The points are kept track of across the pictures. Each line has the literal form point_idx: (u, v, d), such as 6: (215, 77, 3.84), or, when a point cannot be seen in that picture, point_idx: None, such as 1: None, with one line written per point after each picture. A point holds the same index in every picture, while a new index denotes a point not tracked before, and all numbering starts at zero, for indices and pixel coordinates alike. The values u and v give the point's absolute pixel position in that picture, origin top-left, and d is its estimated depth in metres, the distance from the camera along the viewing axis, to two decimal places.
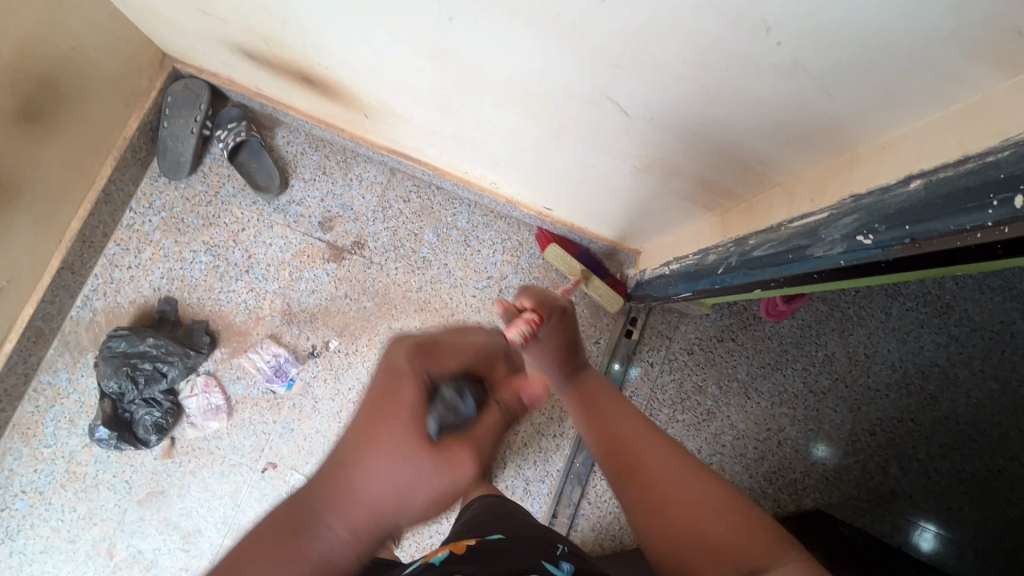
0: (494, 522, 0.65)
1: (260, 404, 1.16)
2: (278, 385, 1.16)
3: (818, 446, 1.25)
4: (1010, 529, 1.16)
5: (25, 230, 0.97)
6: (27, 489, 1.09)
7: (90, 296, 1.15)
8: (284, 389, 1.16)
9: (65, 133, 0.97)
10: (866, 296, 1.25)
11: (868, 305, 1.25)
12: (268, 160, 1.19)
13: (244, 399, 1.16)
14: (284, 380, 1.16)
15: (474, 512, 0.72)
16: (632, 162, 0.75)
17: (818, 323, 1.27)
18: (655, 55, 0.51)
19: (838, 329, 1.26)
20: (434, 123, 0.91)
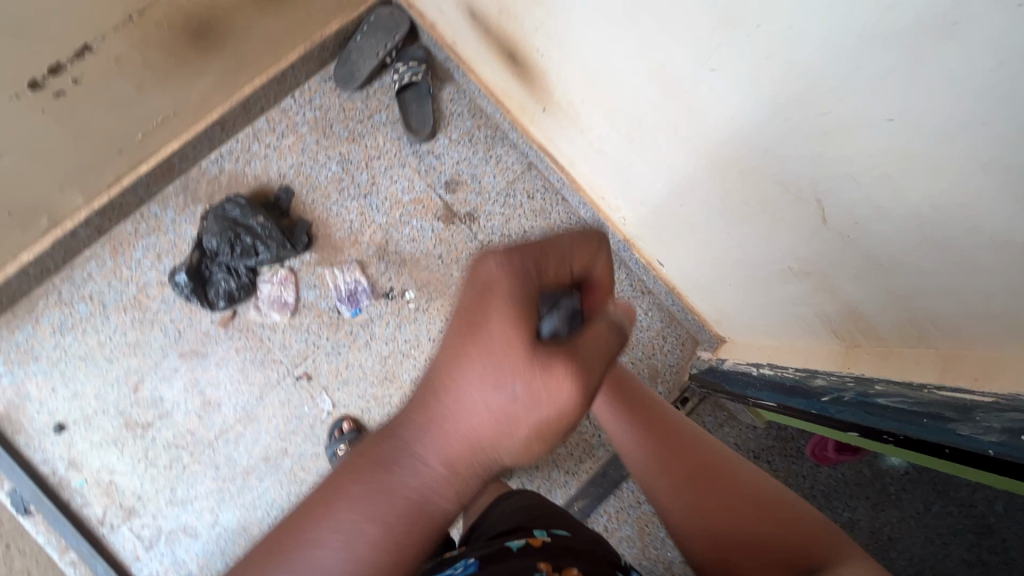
0: (543, 516, 0.68)
1: (322, 317, 1.19)
2: (345, 309, 1.19)
3: None
4: None
5: (212, 78, 1.03)
6: (93, 297, 1.15)
7: (224, 156, 1.20)
8: (348, 314, 1.19)
9: (284, 10, 1.03)
10: (911, 480, 1.18)
11: (910, 490, 1.18)
12: (428, 107, 1.24)
13: (311, 307, 1.19)
14: (352, 306, 1.19)
15: (513, 502, 0.74)
16: (790, 263, 0.76)
17: (855, 484, 1.21)
18: (902, 185, 0.52)
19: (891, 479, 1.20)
20: (609, 143, 0.93)
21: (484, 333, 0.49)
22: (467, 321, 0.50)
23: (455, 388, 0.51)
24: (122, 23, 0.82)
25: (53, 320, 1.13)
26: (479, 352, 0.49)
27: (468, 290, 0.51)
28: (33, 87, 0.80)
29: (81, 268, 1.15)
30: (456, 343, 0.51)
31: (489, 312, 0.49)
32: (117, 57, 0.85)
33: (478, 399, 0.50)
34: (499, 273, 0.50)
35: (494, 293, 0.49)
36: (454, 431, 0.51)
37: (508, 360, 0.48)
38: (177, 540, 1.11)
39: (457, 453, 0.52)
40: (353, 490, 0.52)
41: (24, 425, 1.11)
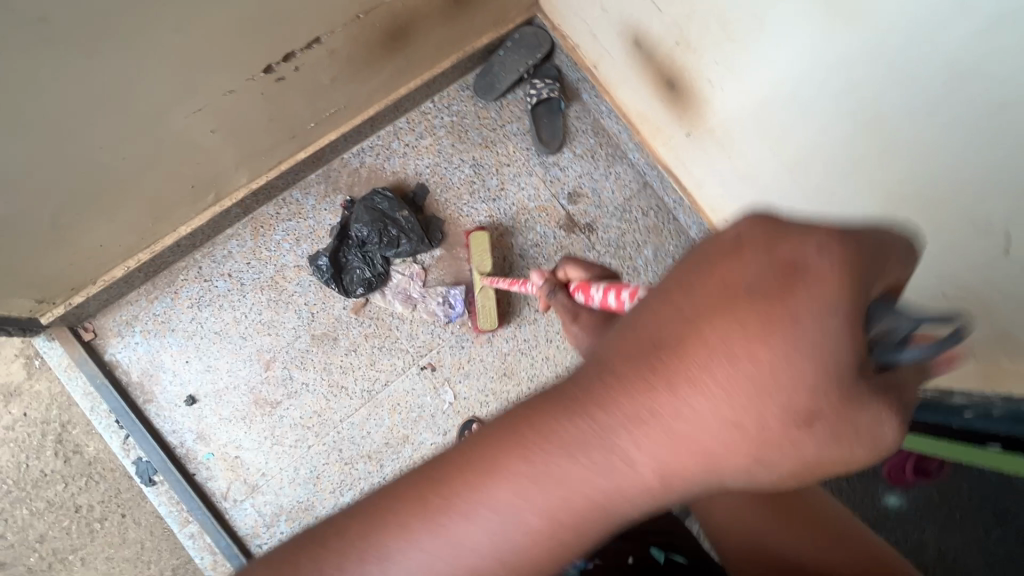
0: (666, 526, 0.71)
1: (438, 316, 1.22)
2: (441, 314, 1.22)
3: None
4: None
5: (385, 78, 1.10)
6: (232, 275, 1.18)
7: (365, 151, 1.26)
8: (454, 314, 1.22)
9: (459, 23, 1.12)
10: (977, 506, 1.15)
11: (973, 518, 1.15)
12: (559, 122, 1.32)
13: (422, 308, 1.22)
14: (449, 311, 1.22)
15: None
16: (945, 290, 0.84)
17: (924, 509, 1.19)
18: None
19: (902, 512, 1.21)
20: (761, 169, 1.02)
21: (779, 311, 0.32)
22: (737, 287, 0.33)
23: (749, 350, 0.32)
24: (349, 21, 0.88)
25: (191, 294, 1.16)
26: (749, 326, 0.32)
27: (755, 246, 0.33)
28: (265, 70, 0.85)
29: (222, 245, 1.18)
30: (705, 306, 0.33)
31: (818, 285, 0.31)
32: (332, 50, 0.91)
33: (719, 415, 0.33)
34: (817, 258, 0.32)
35: (818, 269, 0.31)
36: (661, 443, 0.34)
37: (813, 363, 0.32)
38: (297, 518, 1.13)
39: (672, 469, 0.34)
40: (513, 473, 0.35)
41: (156, 394, 1.13)
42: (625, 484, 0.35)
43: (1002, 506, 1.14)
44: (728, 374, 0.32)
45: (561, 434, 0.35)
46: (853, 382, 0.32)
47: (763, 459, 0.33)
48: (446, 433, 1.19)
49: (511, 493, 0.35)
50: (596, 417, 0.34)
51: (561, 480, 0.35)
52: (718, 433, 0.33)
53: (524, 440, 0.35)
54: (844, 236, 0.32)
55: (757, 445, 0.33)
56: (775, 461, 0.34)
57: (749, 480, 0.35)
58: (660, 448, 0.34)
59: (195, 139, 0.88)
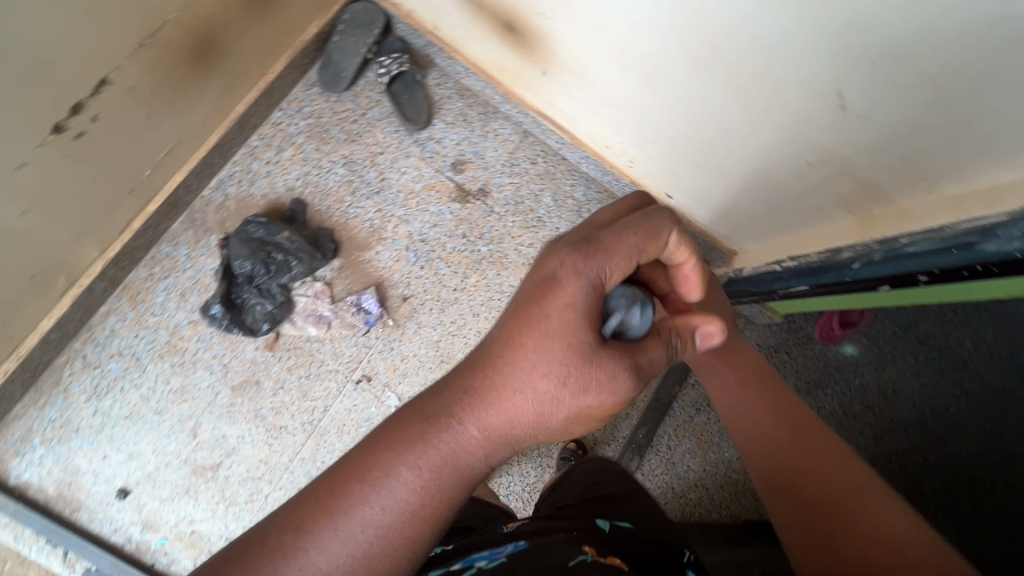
0: (611, 499, 0.72)
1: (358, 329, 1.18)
2: (360, 324, 1.18)
3: None
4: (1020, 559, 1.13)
5: (212, 100, 1.01)
6: (123, 353, 1.09)
7: (225, 181, 1.16)
8: (367, 323, 1.19)
9: (273, 20, 1.03)
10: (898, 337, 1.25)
11: (899, 346, 1.25)
12: (419, 95, 1.26)
13: (341, 323, 1.17)
14: (365, 318, 1.18)
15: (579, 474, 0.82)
16: (808, 156, 0.88)
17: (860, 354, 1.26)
18: (928, 43, 0.62)
19: (872, 361, 1.25)
20: (619, 89, 1.02)
21: (541, 310, 0.53)
22: (539, 309, 0.54)
23: (539, 343, 0.53)
24: (133, 51, 0.79)
25: (85, 386, 1.07)
26: (534, 327, 0.53)
27: (533, 275, 0.56)
28: (54, 131, 0.76)
29: (101, 325, 1.08)
30: (510, 323, 0.54)
31: (568, 295, 0.53)
32: (130, 87, 0.82)
33: (526, 390, 0.53)
34: (565, 276, 0.54)
35: (567, 286, 0.53)
36: (494, 416, 0.53)
37: (575, 346, 0.53)
38: None
39: (501, 429, 0.53)
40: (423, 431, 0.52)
41: (83, 500, 1.05)
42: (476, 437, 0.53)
43: (919, 330, 1.24)
44: (527, 360, 0.53)
45: (447, 400, 0.53)
46: (597, 350, 0.54)
47: (554, 410, 0.54)
48: None
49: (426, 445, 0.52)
50: (455, 406, 0.53)
51: (436, 453, 0.52)
52: (530, 402, 0.53)
53: (428, 405, 0.53)
54: (590, 256, 0.54)
55: (549, 400, 0.54)
56: (557, 412, 0.54)
57: (549, 427, 0.55)
58: (493, 417, 0.53)
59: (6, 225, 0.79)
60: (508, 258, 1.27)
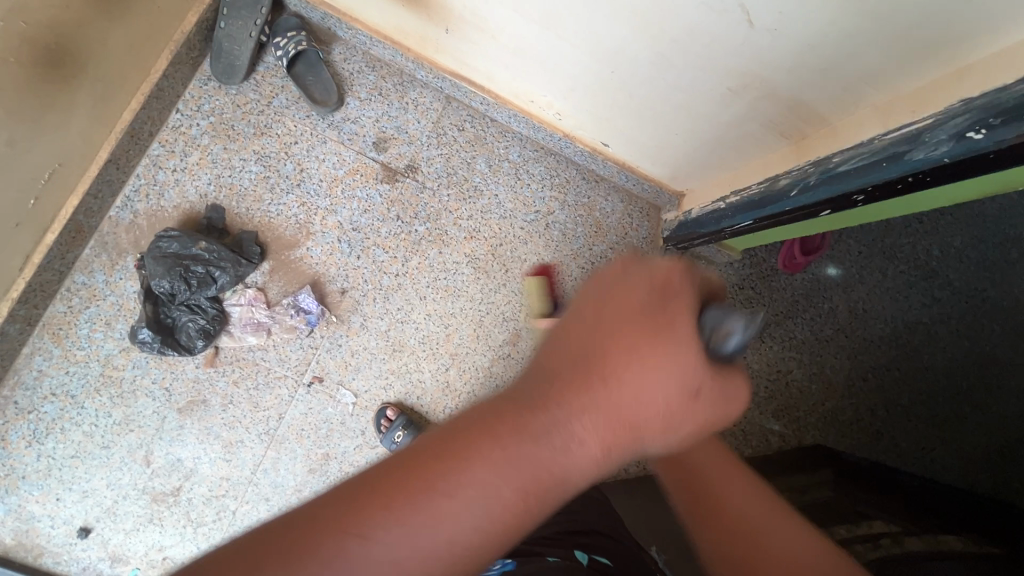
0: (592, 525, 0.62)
1: (301, 332, 1.13)
2: (301, 325, 1.13)
3: (825, 397, 1.18)
4: (1005, 459, 1.10)
5: (86, 112, 0.94)
6: (56, 392, 1.04)
7: (131, 198, 1.09)
8: (309, 325, 1.14)
9: (134, 13, 0.94)
10: (866, 254, 1.19)
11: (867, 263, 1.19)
12: (326, 74, 1.16)
13: (282, 327, 1.13)
14: (306, 319, 1.14)
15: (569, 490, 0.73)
16: (728, 83, 0.81)
17: (828, 277, 1.20)
18: None
19: (842, 282, 1.19)
20: (525, 37, 0.94)
21: (669, 318, 0.42)
22: (644, 308, 0.42)
23: (657, 348, 0.41)
24: None
25: (23, 432, 1.03)
26: (663, 336, 0.41)
27: (642, 277, 0.44)
28: None
29: (27, 368, 1.04)
30: (633, 323, 0.42)
31: (678, 303, 0.42)
32: None
33: (646, 398, 0.41)
34: (680, 282, 0.43)
35: (682, 296, 0.43)
36: (602, 429, 0.40)
37: (696, 361, 0.41)
38: None
39: (609, 444, 0.41)
40: (485, 464, 0.37)
41: (45, 545, 1.03)
42: (564, 478, 0.40)
43: (885, 244, 1.18)
44: (639, 369, 0.41)
45: (543, 418, 0.39)
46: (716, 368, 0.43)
47: (676, 425, 0.42)
48: (365, 432, 1.14)
49: (490, 476, 0.37)
50: (556, 415, 0.39)
51: (530, 469, 0.38)
52: (652, 411, 0.41)
53: (527, 423, 0.39)
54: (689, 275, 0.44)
55: (670, 413, 0.42)
56: (679, 426, 0.42)
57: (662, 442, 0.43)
58: (605, 429, 0.40)
59: None
60: (448, 234, 1.21)
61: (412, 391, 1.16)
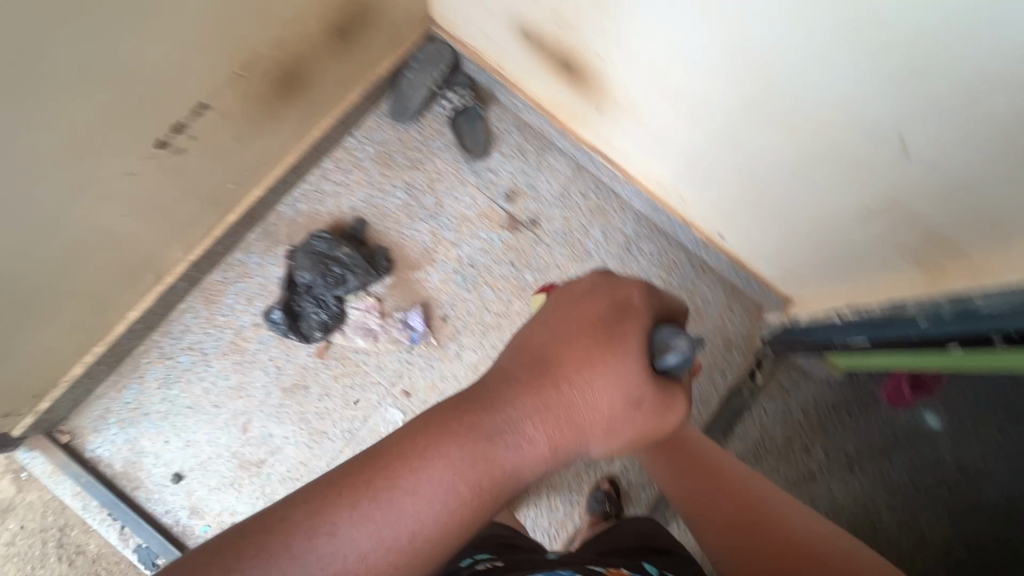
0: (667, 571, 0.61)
1: (402, 347, 1.23)
2: (404, 339, 1.23)
3: (918, 552, 1.09)
4: None
5: (292, 125, 1.12)
6: (193, 347, 1.19)
7: (297, 199, 1.27)
8: (411, 340, 1.23)
9: (352, 55, 1.14)
10: (985, 410, 1.13)
11: (984, 419, 1.12)
12: (480, 128, 1.32)
13: (388, 338, 1.23)
14: (410, 335, 1.23)
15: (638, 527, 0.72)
16: (868, 203, 0.84)
17: (937, 422, 1.14)
18: None
19: (951, 432, 1.13)
20: (673, 128, 1.03)
21: (605, 337, 0.55)
22: (585, 325, 0.55)
23: (577, 365, 0.54)
24: (231, 81, 0.91)
25: (158, 374, 1.17)
26: (595, 357, 0.54)
27: (599, 300, 0.56)
28: (159, 147, 0.87)
29: (178, 321, 1.20)
30: (573, 340, 0.55)
31: (623, 328, 0.55)
32: (224, 112, 0.94)
33: (559, 413, 0.54)
34: (631, 306, 0.56)
35: (627, 327, 0.55)
36: (512, 445, 0.52)
37: (620, 373, 0.54)
38: None
39: (513, 460, 0.52)
40: (422, 467, 0.49)
41: (143, 480, 1.14)
42: (477, 474, 0.50)
43: (1006, 403, 1.12)
44: (570, 393, 0.54)
45: (454, 433, 0.51)
46: (647, 384, 0.54)
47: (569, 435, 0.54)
48: None
49: (424, 487, 0.49)
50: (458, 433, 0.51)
51: (435, 480, 0.49)
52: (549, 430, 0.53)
53: (434, 434, 0.50)
54: (643, 298, 0.57)
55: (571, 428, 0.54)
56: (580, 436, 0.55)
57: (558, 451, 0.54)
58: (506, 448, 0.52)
59: (111, 224, 0.90)
60: None
61: None
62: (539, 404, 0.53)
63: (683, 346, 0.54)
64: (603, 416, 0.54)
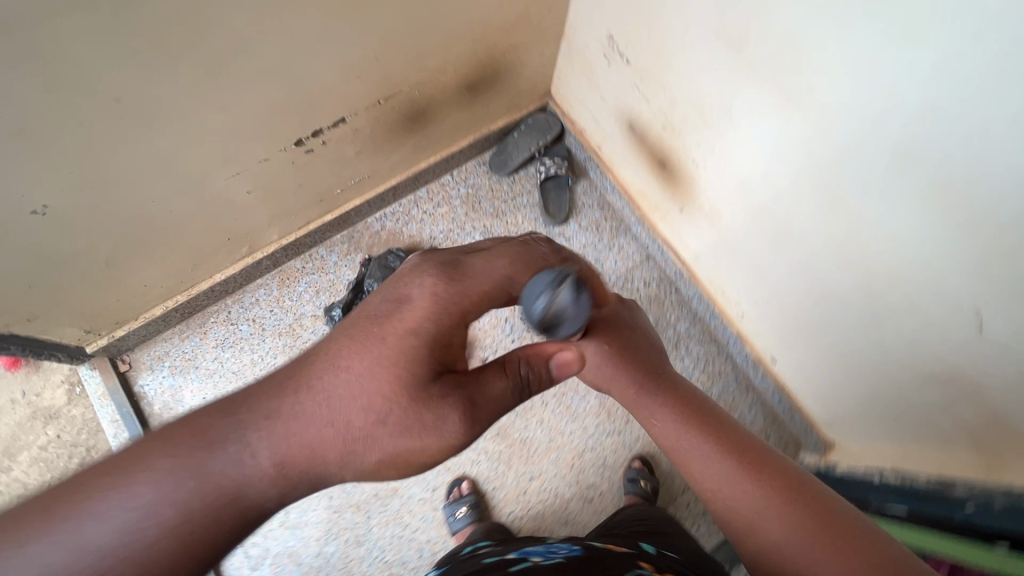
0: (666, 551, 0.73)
1: None
2: None
3: None
4: None
5: (404, 153, 1.25)
6: (256, 320, 1.29)
7: (387, 216, 1.38)
8: None
9: (474, 108, 1.27)
10: None
11: None
12: (566, 197, 1.41)
13: None
14: None
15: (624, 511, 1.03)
16: (933, 368, 0.82)
17: None
18: None
19: None
20: (749, 243, 1.06)
21: (388, 333, 0.62)
22: (373, 321, 0.63)
23: (364, 352, 0.61)
24: (371, 106, 1.04)
25: (218, 335, 1.27)
26: (374, 353, 0.61)
27: (387, 292, 0.65)
28: (296, 145, 1.01)
29: (251, 292, 1.30)
30: (359, 336, 0.62)
31: (411, 313, 0.63)
32: (356, 129, 1.07)
33: (343, 404, 0.59)
34: (416, 300, 0.64)
35: (408, 315, 0.63)
36: (302, 433, 0.58)
37: (404, 359, 0.62)
38: (281, 564, 1.16)
39: (299, 450, 0.57)
40: (191, 453, 0.53)
41: None
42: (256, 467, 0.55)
43: None
44: (353, 389, 0.60)
45: (238, 420, 0.56)
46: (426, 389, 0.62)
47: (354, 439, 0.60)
48: (435, 490, 1.20)
49: (171, 467, 0.52)
50: (243, 416, 0.57)
51: (219, 456, 0.54)
52: (344, 420, 0.59)
53: (210, 426, 0.55)
54: (438, 284, 0.65)
55: (359, 431, 0.60)
56: (360, 453, 0.60)
57: (346, 464, 0.60)
58: (291, 438, 0.57)
59: (234, 196, 1.03)
60: None
61: (492, 477, 1.22)
62: (334, 406, 0.59)
63: (563, 291, 0.63)
64: (333, 417, 0.59)
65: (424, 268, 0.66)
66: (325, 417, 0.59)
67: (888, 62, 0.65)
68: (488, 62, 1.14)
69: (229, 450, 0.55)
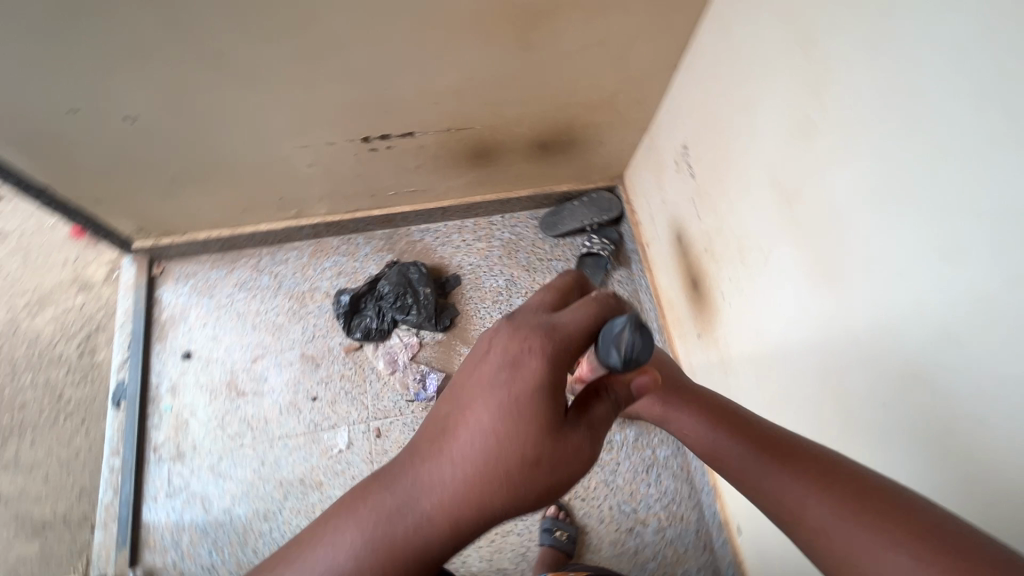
0: None
1: (404, 394, 1.28)
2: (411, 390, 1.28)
3: None
4: None
5: (462, 181, 1.31)
6: (277, 276, 1.37)
7: (428, 231, 1.44)
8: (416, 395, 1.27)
9: (541, 165, 1.30)
10: None
11: None
12: (599, 278, 1.38)
13: (401, 378, 1.29)
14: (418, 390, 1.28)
15: None
16: None
17: None
18: None
19: None
20: (750, 397, 0.98)
21: (500, 388, 0.49)
22: (485, 378, 0.50)
23: (482, 413, 0.50)
24: (442, 131, 1.11)
25: (241, 276, 1.37)
26: (490, 408, 0.49)
27: (499, 341, 0.51)
28: (363, 140, 1.09)
29: (284, 251, 1.40)
30: (474, 389, 0.50)
31: (527, 368, 0.49)
32: (421, 145, 1.14)
33: (472, 456, 0.49)
34: (531, 352, 0.49)
35: (525, 365, 0.49)
36: (439, 486, 0.49)
37: (527, 407, 0.49)
38: (191, 504, 1.18)
39: (447, 506, 0.49)
40: (349, 510, 0.50)
41: (168, 339, 1.32)
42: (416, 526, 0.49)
43: None
44: (477, 443, 0.49)
45: (382, 480, 0.51)
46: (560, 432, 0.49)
47: (516, 487, 0.49)
48: None
49: (347, 526, 0.50)
50: (389, 471, 0.51)
51: (371, 511, 0.50)
52: (473, 468, 0.49)
53: (359, 492, 0.51)
54: (535, 331, 0.50)
55: (507, 478, 0.48)
56: (523, 492, 0.49)
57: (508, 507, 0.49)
58: (435, 492, 0.49)
59: (295, 163, 1.12)
60: None
61: None
62: (465, 454, 0.49)
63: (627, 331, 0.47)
64: (457, 487, 0.49)
65: (519, 325, 0.51)
66: (449, 487, 0.49)
67: (922, 269, 0.59)
68: (565, 129, 1.18)
69: (388, 509, 0.49)
